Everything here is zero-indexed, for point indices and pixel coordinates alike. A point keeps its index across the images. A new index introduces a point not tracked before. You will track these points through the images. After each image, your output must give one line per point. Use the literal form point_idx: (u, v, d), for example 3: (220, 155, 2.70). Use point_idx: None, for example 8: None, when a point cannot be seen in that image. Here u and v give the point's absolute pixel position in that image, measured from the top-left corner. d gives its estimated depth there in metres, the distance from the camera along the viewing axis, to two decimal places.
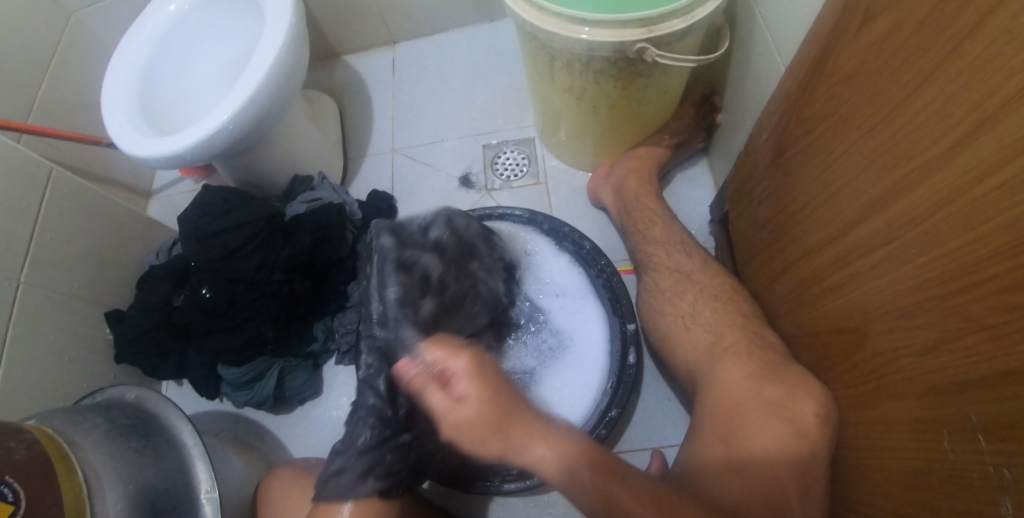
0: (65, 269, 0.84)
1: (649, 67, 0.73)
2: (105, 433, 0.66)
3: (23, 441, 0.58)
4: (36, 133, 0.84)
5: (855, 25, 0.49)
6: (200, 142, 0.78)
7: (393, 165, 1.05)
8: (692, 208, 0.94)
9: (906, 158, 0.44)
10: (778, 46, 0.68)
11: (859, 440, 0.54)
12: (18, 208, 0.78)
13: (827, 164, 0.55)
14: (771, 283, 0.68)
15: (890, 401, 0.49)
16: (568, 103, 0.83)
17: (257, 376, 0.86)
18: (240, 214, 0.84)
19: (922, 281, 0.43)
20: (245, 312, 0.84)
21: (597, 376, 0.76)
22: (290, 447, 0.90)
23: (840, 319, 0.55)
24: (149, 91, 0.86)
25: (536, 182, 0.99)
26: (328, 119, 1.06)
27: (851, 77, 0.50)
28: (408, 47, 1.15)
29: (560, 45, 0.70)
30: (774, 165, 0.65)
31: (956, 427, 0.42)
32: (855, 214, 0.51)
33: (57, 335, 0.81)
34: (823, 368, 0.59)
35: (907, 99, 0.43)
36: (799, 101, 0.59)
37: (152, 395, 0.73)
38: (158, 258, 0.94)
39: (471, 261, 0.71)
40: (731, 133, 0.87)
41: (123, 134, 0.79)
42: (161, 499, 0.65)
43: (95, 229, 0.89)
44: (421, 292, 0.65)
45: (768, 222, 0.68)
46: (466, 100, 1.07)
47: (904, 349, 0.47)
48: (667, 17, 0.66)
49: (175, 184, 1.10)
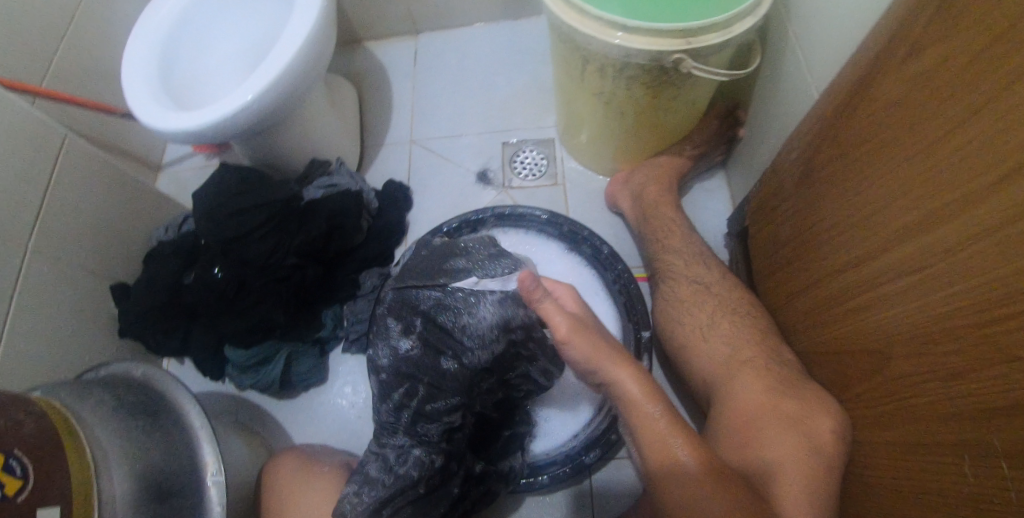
0: (73, 239, 0.82)
1: (682, 78, 0.73)
2: (112, 410, 0.65)
3: (32, 414, 0.57)
4: (50, 97, 0.82)
5: (904, 54, 0.50)
6: (223, 120, 0.76)
7: (410, 156, 1.04)
8: (708, 220, 0.96)
9: (941, 193, 0.45)
10: (813, 68, 0.69)
11: (875, 458, 0.55)
12: (30, 173, 0.76)
13: (859, 189, 0.56)
14: (788, 300, 0.70)
15: (909, 423, 0.51)
16: (596, 108, 0.83)
17: (263, 360, 0.86)
18: (257, 195, 0.82)
19: (948, 313, 0.45)
20: (255, 296, 0.82)
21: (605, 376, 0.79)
22: (291, 434, 0.90)
23: (861, 342, 0.56)
24: (170, 63, 0.84)
25: (554, 183, 0.99)
26: (347, 105, 1.04)
27: (894, 106, 0.51)
28: (430, 38, 1.14)
29: (597, 49, 0.70)
30: (801, 185, 0.66)
31: (972, 452, 0.44)
32: (883, 243, 0.53)
33: (61, 306, 0.80)
34: (838, 387, 0.61)
35: (949, 133, 0.44)
36: (835, 124, 0.60)
37: (159, 372, 0.72)
38: (167, 234, 0.93)
39: (442, 321, 0.65)
40: (753, 149, 0.88)
41: (143, 106, 0.77)
42: (166, 481, 0.64)
43: (105, 200, 0.87)
44: (395, 373, 0.66)
45: (791, 240, 0.69)
46: (488, 96, 1.07)
47: (928, 374, 0.48)
48: (706, 31, 0.66)
49: (186, 159, 1.08)
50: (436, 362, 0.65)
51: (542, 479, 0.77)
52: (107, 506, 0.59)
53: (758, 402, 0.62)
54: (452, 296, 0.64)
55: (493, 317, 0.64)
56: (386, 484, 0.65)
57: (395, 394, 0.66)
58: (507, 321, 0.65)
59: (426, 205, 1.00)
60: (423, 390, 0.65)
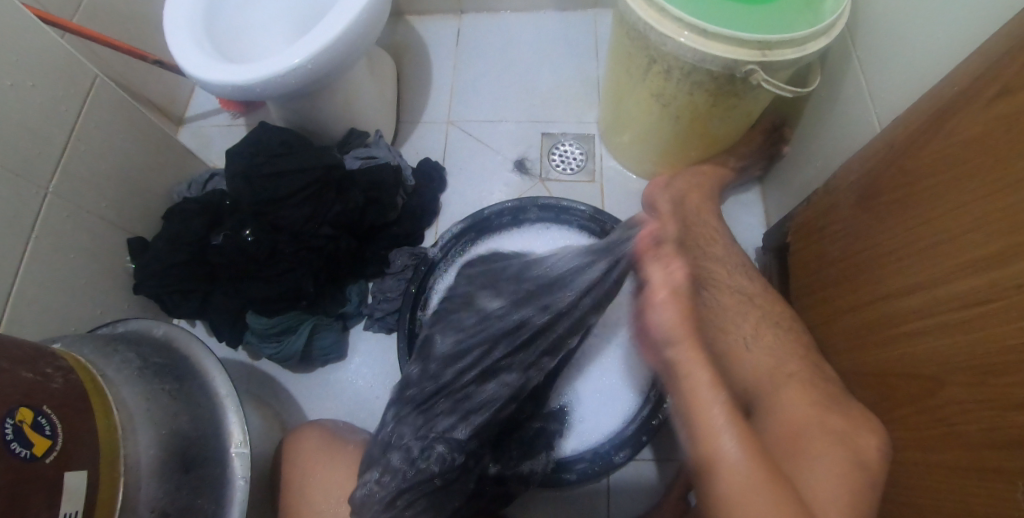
0: (94, 186, 0.78)
1: (746, 89, 0.73)
2: (139, 371, 0.62)
3: (59, 369, 0.53)
4: (79, 32, 0.79)
5: (989, 94, 0.50)
6: (272, 78, 0.73)
7: (447, 137, 1.02)
8: (741, 231, 0.98)
9: (1005, 235, 0.47)
10: (878, 96, 0.70)
11: (921, 481, 0.57)
12: (57, 113, 0.71)
13: (927, 217, 0.57)
14: (835, 317, 0.72)
15: (959, 449, 0.52)
16: (651, 109, 0.83)
17: (288, 330, 0.83)
18: (296, 160, 0.79)
19: (996, 349, 0.48)
20: (285, 264, 0.79)
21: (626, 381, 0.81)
22: (305, 409, 0.87)
23: (907, 366, 0.59)
24: (216, 13, 0.80)
25: (592, 180, 0.99)
26: (387, 77, 1.01)
27: (972, 141, 0.52)
28: (474, 19, 1.12)
29: (670, 50, 0.69)
30: (863, 208, 0.68)
31: (1003, 481, 0.47)
32: (938, 274, 0.55)
33: (77, 256, 0.76)
34: (881, 407, 0.63)
35: None
36: (904, 153, 0.61)
37: (183, 335, 0.68)
38: (190, 190, 0.90)
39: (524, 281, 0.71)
40: (796, 167, 0.89)
41: (188, 54, 0.74)
42: (190, 450, 0.61)
43: (131, 148, 0.83)
44: (455, 347, 0.67)
45: (845, 258, 0.71)
46: (530, 85, 1.06)
47: (983, 404, 0.49)
48: (782, 45, 0.66)
49: (210, 116, 1.04)
50: (492, 350, 0.67)
51: (569, 477, 0.75)
52: (131, 472, 0.55)
53: (801, 417, 0.63)
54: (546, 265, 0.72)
55: (574, 262, 0.71)
56: (409, 475, 0.60)
57: (451, 368, 0.67)
58: (587, 269, 0.70)
59: (460, 188, 0.98)
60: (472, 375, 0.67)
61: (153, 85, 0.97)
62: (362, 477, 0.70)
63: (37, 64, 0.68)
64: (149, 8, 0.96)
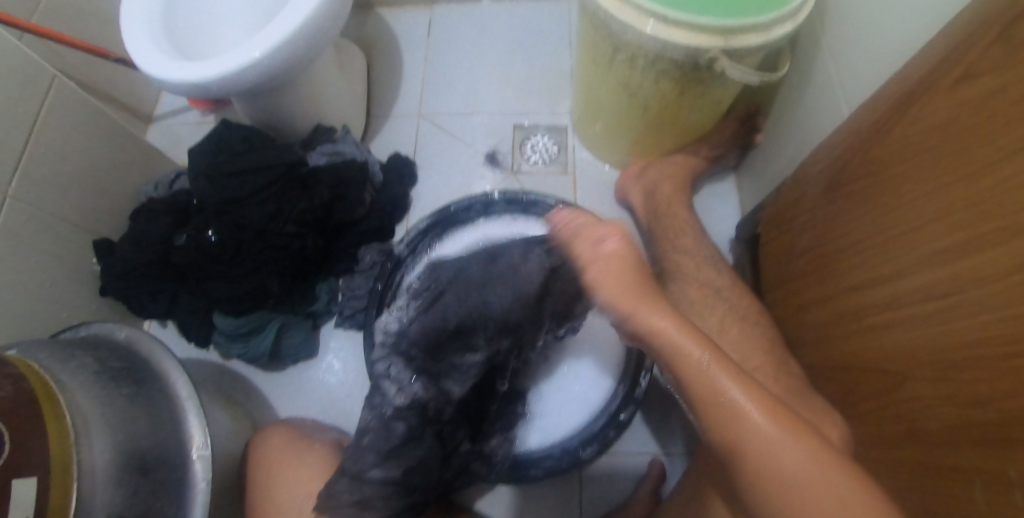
0: (56, 188, 0.77)
1: (713, 77, 0.71)
2: (95, 377, 0.61)
3: (8, 377, 0.53)
4: (39, 34, 0.77)
5: (950, 81, 0.48)
6: (228, 75, 0.71)
7: (418, 131, 1.01)
8: (715, 223, 0.97)
9: (964, 226, 0.46)
10: (846, 85, 0.68)
11: (885, 476, 0.57)
12: (13, 114, 0.70)
13: (890, 208, 0.55)
14: (803, 311, 0.72)
15: (920, 445, 0.52)
16: (619, 99, 0.80)
17: (254, 330, 0.83)
18: (260, 158, 0.78)
19: (959, 343, 0.46)
20: (250, 263, 0.79)
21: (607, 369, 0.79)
22: (277, 408, 0.87)
23: (871, 360, 0.58)
24: (174, 9, 0.78)
25: (564, 172, 0.97)
26: (355, 71, 1.00)
27: (934, 130, 0.50)
28: (445, 10, 1.10)
29: (632, 39, 0.67)
30: (828, 199, 0.66)
31: (967, 479, 0.46)
32: (902, 267, 0.53)
33: (39, 260, 0.75)
34: (846, 401, 0.63)
35: (991, 164, 0.43)
36: (868, 143, 0.60)
37: (144, 337, 0.67)
38: (157, 191, 0.89)
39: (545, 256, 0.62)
40: (769, 157, 0.88)
41: (144, 52, 0.72)
42: (148, 453, 0.60)
43: (95, 149, 0.82)
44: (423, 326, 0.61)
45: (811, 252, 0.70)
46: (502, 76, 1.04)
47: (945, 400, 0.48)
48: (746, 31, 0.63)
49: (180, 114, 1.03)
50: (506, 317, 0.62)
51: (535, 471, 0.75)
52: (85, 477, 0.55)
53: None
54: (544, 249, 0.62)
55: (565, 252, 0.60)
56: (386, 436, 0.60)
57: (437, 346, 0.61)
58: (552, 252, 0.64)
59: (431, 182, 0.97)
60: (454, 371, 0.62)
61: (119, 84, 0.96)
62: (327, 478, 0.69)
63: None
64: (112, 5, 0.95)
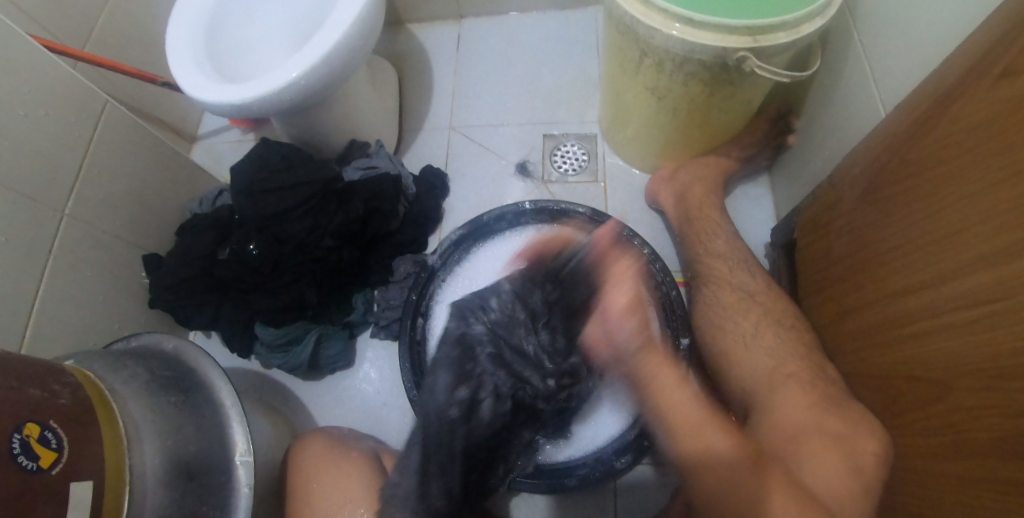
0: (109, 206, 0.81)
1: (742, 77, 0.70)
2: (144, 385, 0.63)
3: (68, 385, 0.55)
4: (91, 61, 0.82)
5: (991, 79, 0.46)
6: (267, 94, 0.74)
7: (450, 142, 1.03)
8: (749, 226, 0.95)
9: (1006, 230, 0.44)
10: (880, 83, 0.66)
11: (926, 488, 0.55)
12: (70, 136, 0.74)
13: (928, 213, 0.54)
14: (840, 317, 0.70)
15: (965, 456, 0.50)
16: (647, 103, 0.80)
17: (294, 340, 0.85)
18: (297, 173, 0.81)
19: (1006, 351, 0.44)
20: (290, 275, 0.82)
21: (637, 403, 0.77)
22: (315, 415, 0.89)
23: (913, 367, 0.56)
24: (216, 34, 0.83)
25: (594, 180, 0.97)
26: (387, 86, 1.03)
27: (975, 129, 0.48)
28: (474, 23, 1.11)
29: (659, 44, 0.67)
30: (864, 201, 0.65)
31: (1015, 494, 0.44)
32: (942, 272, 0.52)
33: (93, 274, 0.79)
34: (887, 409, 0.61)
35: None
36: (905, 143, 0.58)
37: (191, 348, 0.70)
38: (202, 207, 0.93)
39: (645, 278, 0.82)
40: (803, 158, 0.86)
41: (187, 75, 0.76)
42: (196, 459, 0.63)
43: (144, 169, 0.86)
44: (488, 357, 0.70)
45: (846, 256, 0.68)
46: (531, 86, 1.05)
47: (992, 409, 0.46)
48: (774, 29, 0.62)
49: (221, 133, 1.08)
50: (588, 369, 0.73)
51: (568, 481, 0.75)
52: (137, 481, 0.58)
53: (802, 422, 0.61)
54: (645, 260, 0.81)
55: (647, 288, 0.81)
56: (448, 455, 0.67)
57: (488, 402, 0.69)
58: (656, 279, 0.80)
59: (462, 192, 0.99)
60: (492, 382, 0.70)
61: (166, 106, 1.02)
62: (364, 485, 0.71)
63: (47, 92, 0.71)
64: (158, 30, 1.00)
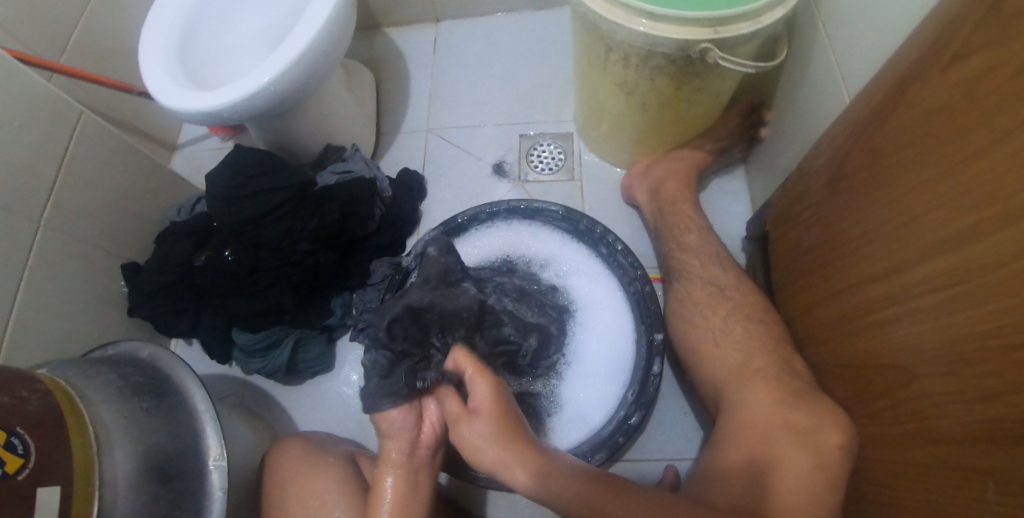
0: (86, 216, 0.82)
1: (707, 69, 0.70)
2: (118, 392, 0.64)
3: (36, 392, 0.56)
4: (67, 73, 0.84)
5: (944, 63, 0.46)
6: (239, 100, 0.75)
7: (427, 144, 1.03)
8: (725, 221, 0.95)
9: (962, 213, 0.44)
10: (844, 72, 0.66)
11: (897, 480, 0.55)
12: (45, 146, 0.75)
13: (890, 200, 0.53)
14: (811, 308, 0.70)
15: (931, 445, 0.49)
16: (617, 98, 0.80)
17: (272, 344, 0.86)
18: (272, 178, 0.81)
19: (968, 335, 0.44)
20: (266, 279, 0.82)
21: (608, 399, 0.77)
22: (296, 419, 0.90)
23: (884, 356, 0.55)
24: (187, 42, 0.84)
25: (570, 178, 0.98)
26: (364, 89, 1.03)
27: (931, 115, 0.48)
28: (451, 25, 1.12)
29: (622, 38, 0.67)
30: (829, 190, 0.65)
31: (978, 480, 0.43)
32: (905, 258, 0.51)
33: (72, 283, 0.80)
34: (858, 400, 0.60)
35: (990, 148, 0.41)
36: (865, 130, 0.58)
37: (166, 354, 0.70)
38: (180, 215, 0.94)
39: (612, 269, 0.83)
40: (776, 150, 0.86)
41: (160, 83, 0.77)
42: (170, 465, 0.63)
43: (122, 178, 0.87)
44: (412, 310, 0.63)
45: (816, 246, 0.68)
46: (507, 86, 1.06)
47: (958, 396, 0.45)
48: (735, 19, 0.62)
49: (201, 141, 1.10)
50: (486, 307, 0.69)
51: None
52: (108, 487, 0.58)
53: (767, 414, 0.62)
54: (621, 256, 0.82)
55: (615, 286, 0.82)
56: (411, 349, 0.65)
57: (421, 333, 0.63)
58: (634, 272, 0.81)
59: (440, 194, 1.00)
60: (425, 332, 0.63)
61: (145, 115, 1.03)
62: (341, 488, 0.71)
63: (20, 104, 0.71)
64: (136, 40, 1.02)
